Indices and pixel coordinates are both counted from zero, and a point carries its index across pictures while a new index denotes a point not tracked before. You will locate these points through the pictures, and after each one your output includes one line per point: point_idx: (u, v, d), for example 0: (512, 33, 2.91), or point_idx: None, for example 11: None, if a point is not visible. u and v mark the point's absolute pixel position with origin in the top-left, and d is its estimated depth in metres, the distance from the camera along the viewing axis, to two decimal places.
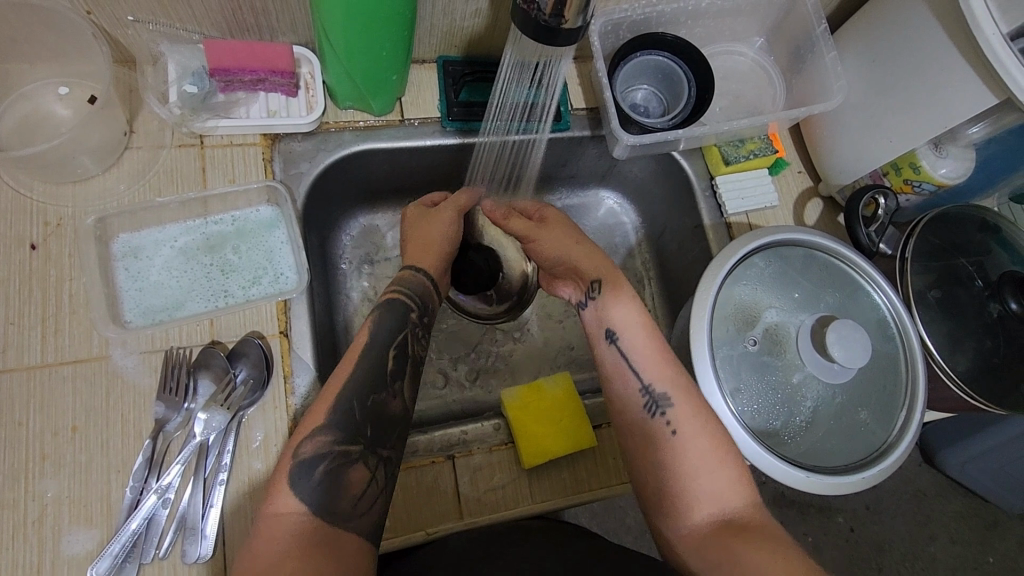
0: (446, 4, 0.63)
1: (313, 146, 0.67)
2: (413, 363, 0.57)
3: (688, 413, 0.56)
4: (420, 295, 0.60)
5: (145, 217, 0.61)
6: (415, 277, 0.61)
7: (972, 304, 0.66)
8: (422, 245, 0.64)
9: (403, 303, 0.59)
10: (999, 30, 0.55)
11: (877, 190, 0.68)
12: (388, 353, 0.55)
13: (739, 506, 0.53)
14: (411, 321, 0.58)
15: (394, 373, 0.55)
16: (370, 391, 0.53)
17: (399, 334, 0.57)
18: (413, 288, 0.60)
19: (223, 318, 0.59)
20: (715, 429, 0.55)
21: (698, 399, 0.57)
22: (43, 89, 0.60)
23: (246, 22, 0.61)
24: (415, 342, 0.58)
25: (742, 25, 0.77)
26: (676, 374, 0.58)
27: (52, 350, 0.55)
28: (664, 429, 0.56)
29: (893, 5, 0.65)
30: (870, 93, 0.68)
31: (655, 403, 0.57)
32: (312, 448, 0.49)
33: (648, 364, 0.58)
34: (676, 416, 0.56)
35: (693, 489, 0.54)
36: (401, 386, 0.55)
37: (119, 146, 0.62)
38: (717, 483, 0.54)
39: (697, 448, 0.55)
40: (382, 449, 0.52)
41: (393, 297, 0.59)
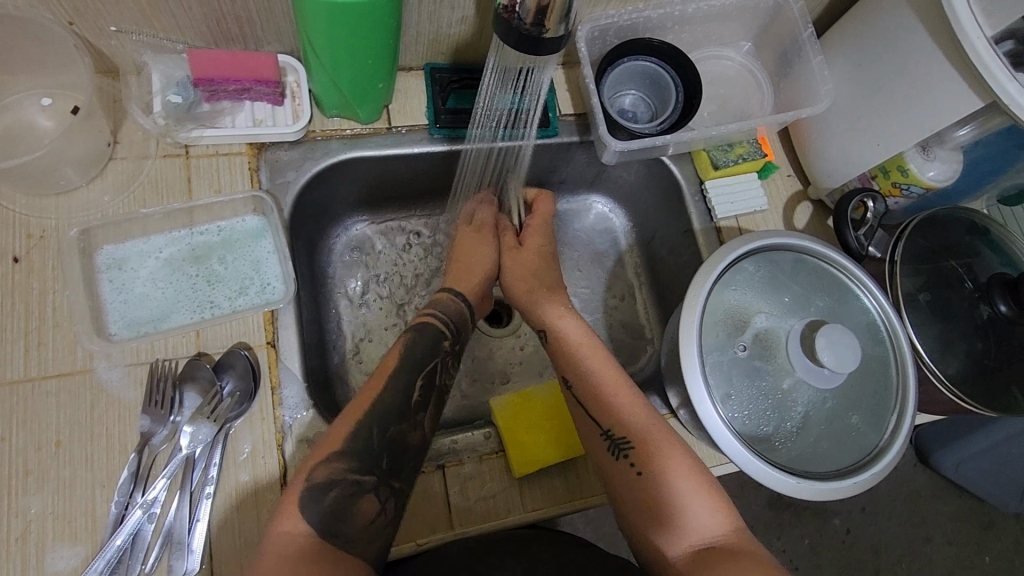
0: (431, 12, 0.63)
1: (299, 155, 0.67)
2: (439, 392, 0.58)
3: (651, 452, 0.56)
4: (453, 321, 0.62)
5: (130, 228, 0.61)
6: (452, 302, 0.63)
7: (962, 306, 0.66)
8: (461, 267, 0.66)
9: (437, 327, 0.61)
10: (983, 33, 0.55)
11: (866, 194, 0.67)
12: (416, 383, 0.56)
13: (722, 531, 0.51)
14: (443, 348, 0.60)
15: (419, 405, 0.56)
16: (394, 420, 0.53)
17: (431, 363, 0.58)
18: (449, 314, 0.62)
19: (209, 329, 0.59)
20: (680, 461, 0.55)
21: (660, 436, 0.57)
22: (26, 101, 0.60)
23: (230, 31, 0.61)
24: (443, 370, 0.60)
25: (729, 30, 0.77)
26: (632, 413, 0.58)
27: (35, 364, 0.54)
28: (629, 471, 0.56)
29: (878, 9, 0.65)
30: (857, 97, 0.68)
31: (617, 446, 0.57)
32: (325, 473, 0.49)
33: (604, 409, 0.59)
34: (638, 455, 0.56)
35: (670, 524, 0.52)
36: (424, 416, 0.56)
37: (103, 157, 0.61)
38: (695, 509, 0.52)
39: (665, 483, 0.54)
40: (395, 479, 0.52)
41: (426, 320, 0.61)
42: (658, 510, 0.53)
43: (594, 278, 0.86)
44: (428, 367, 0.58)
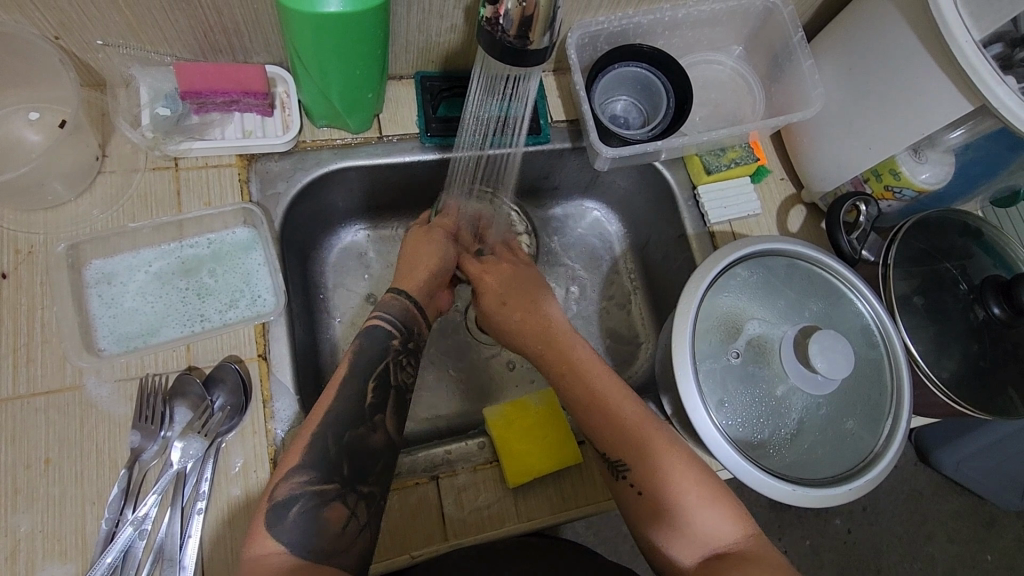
0: (420, 21, 0.63)
1: (290, 166, 0.66)
2: (395, 391, 0.57)
3: (648, 470, 0.54)
4: (401, 320, 0.60)
5: (119, 242, 0.60)
6: (396, 301, 0.61)
7: (957, 309, 0.66)
8: (404, 268, 0.64)
9: (382, 329, 0.59)
10: (971, 38, 0.55)
11: (858, 197, 0.67)
12: (368, 386, 0.55)
13: (731, 539, 0.51)
14: (391, 348, 0.59)
15: (375, 406, 0.55)
16: (348, 426, 0.52)
17: (380, 364, 0.57)
18: (393, 313, 0.60)
19: (199, 343, 0.58)
20: (682, 473, 0.54)
21: (656, 450, 0.55)
22: (13, 115, 0.59)
23: (218, 43, 0.61)
24: (398, 369, 0.59)
25: (720, 34, 0.77)
26: (631, 429, 0.56)
27: (24, 381, 0.54)
28: (632, 492, 0.55)
29: (867, 12, 0.65)
30: (849, 101, 0.68)
31: (616, 468, 0.56)
32: (287, 490, 0.49)
33: (601, 428, 0.57)
34: (638, 474, 0.54)
35: (677, 540, 0.52)
36: (383, 417, 0.55)
37: (91, 171, 0.61)
38: (700, 520, 0.52)
39: (668, 500, 0.53)
40: (361, 484, 0.51)
41: (372, 324, 0.59)
42: (662, 527, 0.52)
43: (589, 284, 0.86)
44: (379, 367, 0.57)
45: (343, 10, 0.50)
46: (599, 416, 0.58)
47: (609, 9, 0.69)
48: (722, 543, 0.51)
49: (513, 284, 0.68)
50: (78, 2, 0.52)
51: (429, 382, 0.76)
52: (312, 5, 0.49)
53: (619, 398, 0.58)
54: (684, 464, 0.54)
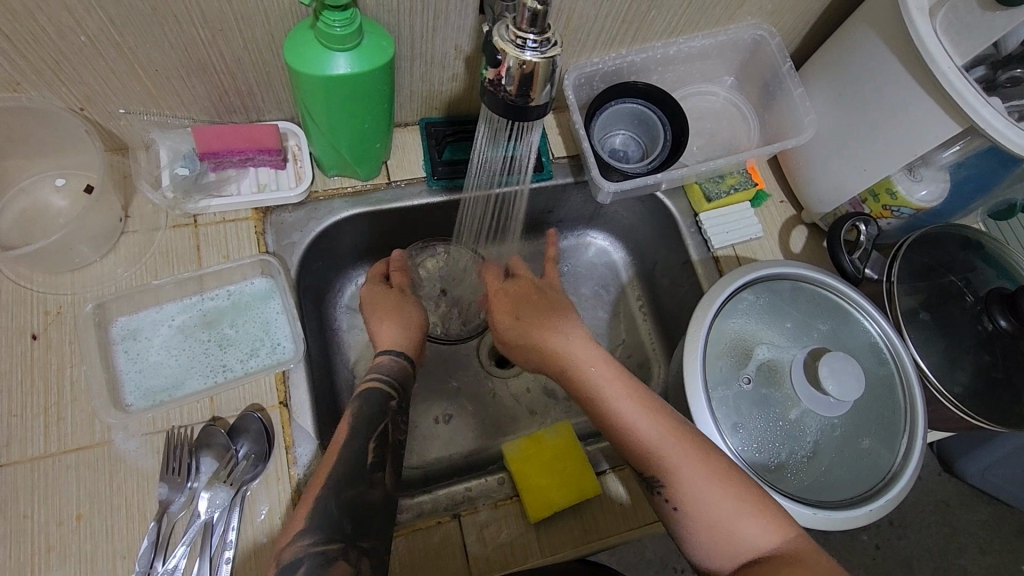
0: (424, 73, 0.66)
1: (303, 216, 0.69)
2: (393, 448, 0.58)
3: (678, 486, 0.53)
4: (397, 379, 0.61)
5: (143, 299, 0.62)
6: (392, 361, 0.62)
7: (965, 320, 0.66)
8: (393, 327, 0.64)
9: (381, 391, 0.59)
10: (954, 63, 0.57)
11: (858, 218, 0.69)
12: (368, 445, 0.56)
13: (770, 549, 0.49)
14: (390, 409, 0.59)
15: (375, 466, 0.55)
16: (347, 484, 0.53)
17: (379, 425, 0.57)
18: (391, 374, 0.61)
19: (222, 393, 0.60)
20: (699, 471, 0.52)
21: (671, 451, 0.54)
22: (42, 182, 0.63)
23: (233, 104, 0.64)
24: (395, 428, 0.59)
25: (711, 67, 0.80)
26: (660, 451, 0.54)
27: (55, 439, 0.56)
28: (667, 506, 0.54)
29: (849, 42, 0.68)
30: (840, 126, 0.70)
31: (651, 483, 0.55)
32: (292, 553, 0.48)
33: (629, 447, 0.56)
34: (673, 491, 0.53)
35: (712, 551, 0.51)
36: (382, 475, 0.56)
37: (115, 232, 0.64)
38: (732, 529, 0.50)
39: (699, 511, 0.52)
40: (364, 540, 0.51)
41: (371, 384, 0.59)
42: (697, 540, 0.52)
43: (598, 312, 0.87)
44: (378, 429, 0.57)
45: (351, 71, 0.53)
46: (622, 433, 0.56)
47: (603, 51, 0.73)
48: (762, 552, 0.49)
49: (522, 299, 0.67)
50: (102, 74, 0.55)
51: (446, 420, 0.77)
52: (324, 69, 0.52)
53: (627, 405, 0.57)
54: (720, 479, 0.52)
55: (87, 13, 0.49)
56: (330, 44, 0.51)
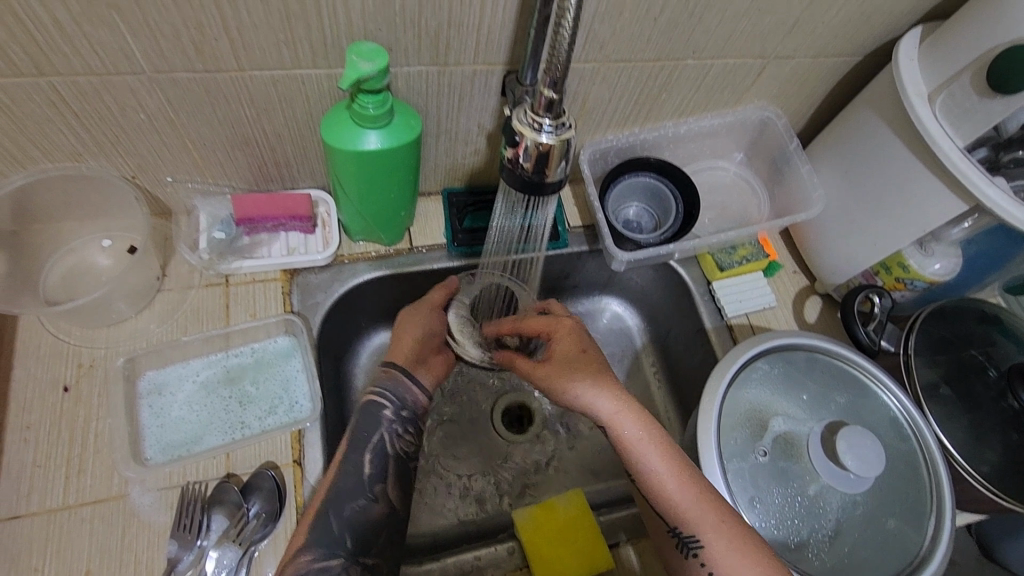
0: (448, 147, 0.71)
1: (328, 277, 0.72)
2: (394, 459, 0.59)
3: (718, 553, 0.51)
4: (394, 391, 0.61)
5: (171, 354, 0.65)
6: (387, 373, 0.62)
7: (986, 395, 0.65)
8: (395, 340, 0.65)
9: (375, 403, 0.60)
10: (955, 145, 0.59)
11: (871, 289, 0.70)
12: (366, 457, 0.57)
13: None
14: (386, 420, 0.60)
15: (375, 477, 0.57)
16: (348, 501, 0.55)
17: (375, 438, 0.59)
18: (386, 385, 0.61)
19: (238, 451, 0.60)
20: (739, 541, 0.51)
21: (715, 517, 0.52)
22: (89, 243, 0.67)
23: (271, 174, 0.69)
24: (397, 440, 0.60)
25: (722, 145, 0.84)
26: (703, 516, 0.52)
27: (73, 492, 0.57)
28: (700, 571, 0.52)
29: (853, 123, 0.71)
30: (849, 202, 0.72)
31: (686, 545, 0.53)
32: (293, 569, 0.51)
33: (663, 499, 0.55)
34: (710, 557, 0.51)
35: None
36: (384, 487, 0.58)
37: (152, 290, 0.67)
38: None
39: None
40: (365, 557, 0.54)
41: (368, 399, 0.61)
42: None
43: None
44: (374, 442, 0.58)
45: (381, 146, 0.57)
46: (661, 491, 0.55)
47: (616, 129, 0.77)
48: None
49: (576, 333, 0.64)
50: (156, 147, 0.61)
51: (458, 484, 0.76)
52: (355, 144, 0.57)
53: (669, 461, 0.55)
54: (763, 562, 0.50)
55: (149, 95, 0.54)
56: (363, 123, 0.55)
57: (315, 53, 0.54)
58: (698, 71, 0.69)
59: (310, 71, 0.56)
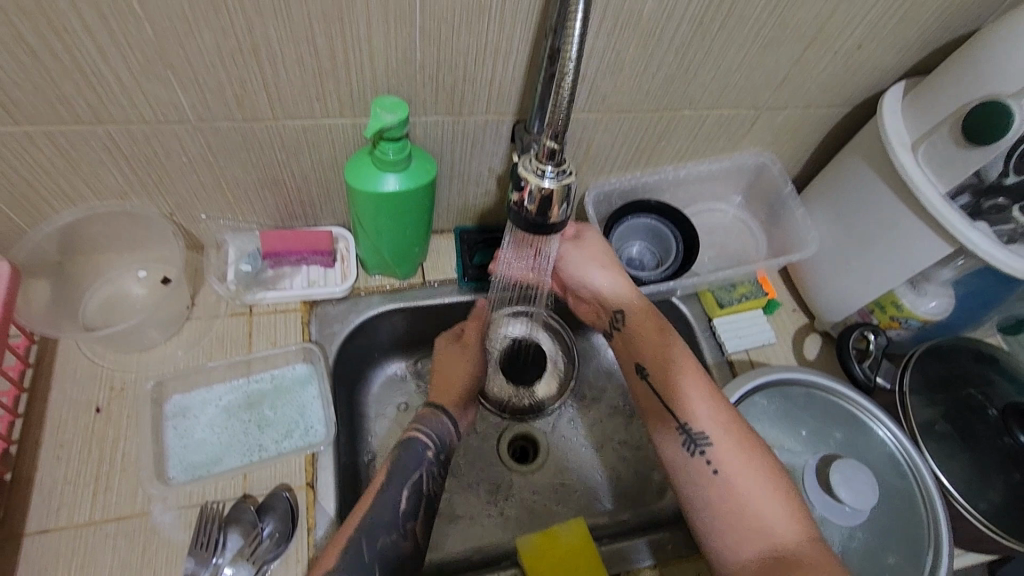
0: (460, 189, 0.76)
1: (345, 309, 0.76)
2: (425, 500, 0.63)
3: (728, 450, 0.58)
4: (437, 433, 0.67)
5: (196, 379, 0.69)
6: (434, 415, 0.69)
7: (984, 435, 0.65)
8: (439, 380, 0.72)
9: (419, 442, 0.66)
10: (937, 191, 0.63)
11: (865, 327, 0.73)
12: (402, 494, 0.61)
13: (796, 539, 0.53)
14: (427, 460, 0.65)
15: (408, 514, 0.61)
16: (384, 531, 0.58)
17: (415, 475, 0.63)
18: (429, 426, 0.67)
19: (255, 472, 0.63)
20: (750, 445, 0.58)
21: (732, 423, 0.59)
22: (126, 274, 0.72)
23: (296, 212, 0.74)
24: (431, 480, 0.65)
25: (720, 188, 0.88)
26: (720, 420, 0.59)
27: (100, 508, 0.60)
28: (704, 466, 0.58)
29: (842, 169, 0.75)
30: (842, 243, 0.76)
31: (693, 441, 0.59)
32: None
33: (679, 399, 0.62)
34: (719, 454, 0.58)
35: (737, 528, 0.54)
36: (413, 524, 0.61)
37: (181, 318, 0.71)
38: (766, 510, 0.54)
39: (739, 480, 0.56)
40: None
41: (411, 437, 0.66)
42: (723, 503, 0.56)
43: None
44: (413, 478, 0.63)
45: (399, 188, 0.62)
46: (678, 399, 0.62)
47: (620, 172, 0.82)
48: (784, 547, 0.52)
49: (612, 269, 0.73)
50: (194, 187, 0.66)
51: (463, 513, 0.77)
52: (375, 186, 0.62)
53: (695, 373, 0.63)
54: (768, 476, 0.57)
55: (192, 141, 0.60)
56: (383, 167, 0.61)
57: (342, 104, 0.59)
58: (696, 120, 0.74)
59: (336, 120, 0.61)
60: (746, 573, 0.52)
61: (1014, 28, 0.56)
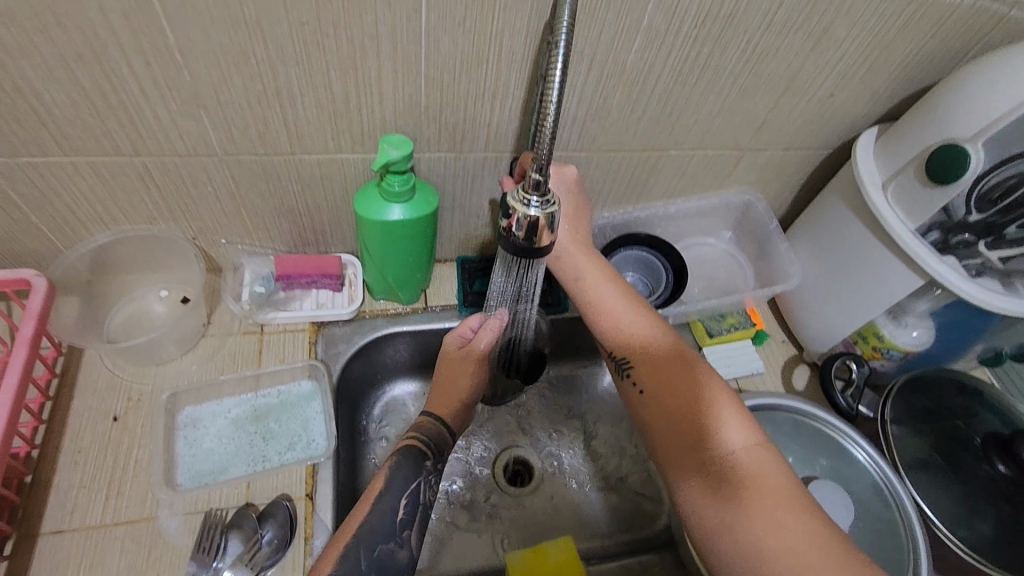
0: (462, 220, 0.81)
1: (350, 330, 0.80)
2: (422, 509, 0.63)
3: (645, 370, 0.63)
4: (434, 442, 0.68)
5: (207, 392, 0.73)
6: (431, 424, 0.69)
7: (964, 463, 0.67)
8: (440, 390, 0.71)
9: (417, 449, 0.66)
10: (907, 226, 0.67)
11: (847, 356, 0.76)
12: (400, 503, 0.62)
13: (734, 448, 0.55)
14: (425, 468, 0.65)
15: (404, 523, 0.61)
16: (381, 540, 0.59)
17: (413, 484, 0.63)
18: (426, 434, 0.68)
19: (258, 481, 0.67)
20: (673, 358, 0.63)
21: (649, 343, 0.65)
22: (150, 293, 0.78)
23: (308, 238, 0.80)
24: (427, 489, 0.65)
25: (710, 224, 0.93)
26: (640, 345, 0.65)
27: (110, 511, 0.63)
28: (632, 390, 0.63)
29: (823, 207, 0.80)
30: (824, 277, 0.79)
31: (621, 368, 0.65)
32: None
33: (611, 333, 0.67)
34: (641, 376, 0.63)
35: (667, 439, 0.59)
36: (410, 534, 0.61)
37: (197, 335, 0.76)
38: (698, 422, 0.57)
39: (661, 394, 0.61)
40: None
41: (410, 444, 0.66)
42: (654, 419, 0.61)
43: None
44: (411, 487, 0.63)
45: (403, 217, 0.68)
46: (612, 334, 0.67)
47: (613, 207, 0.87)
48: (723, 452, 0.55)
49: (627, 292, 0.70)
50: (216, 214, 0.72)
51: (457, 533, 0.79)
52: (381, 216, 0.67)
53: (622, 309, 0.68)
54: (727, 403, 0.58)
55: (217, 172, 0.66)
56: (389, 198, 0.66)
57: (353, 141, 0.66)
58: (682, 160, 0.79)
59: (348, 155, 0.67)
60: (687, 484, 0.55)
61: (969, 82, 0.61)
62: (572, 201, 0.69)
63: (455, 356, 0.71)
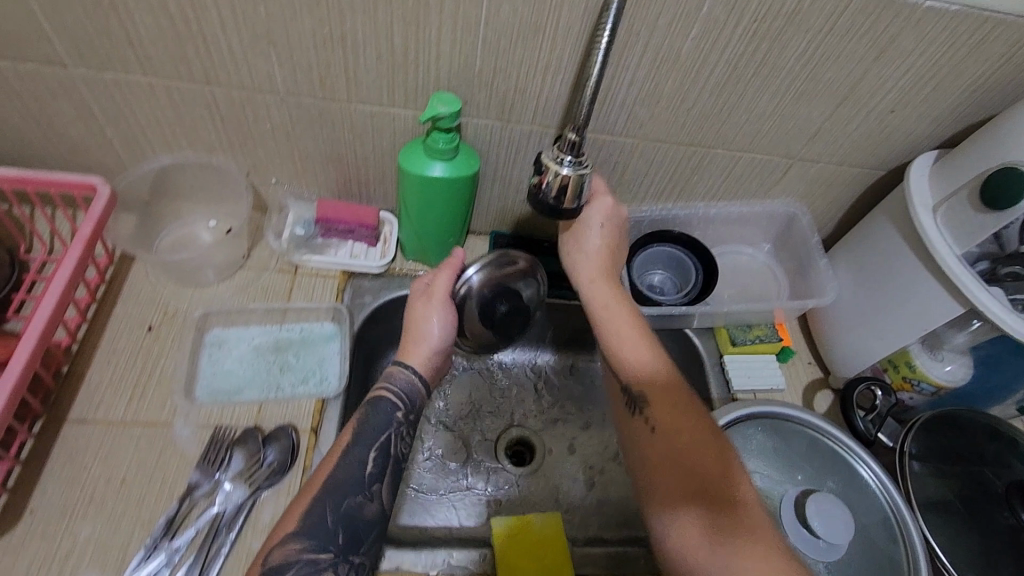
0: (501, 193, 0.83)
1: (378, 284, 0.83)
2: (393, 462, 0.61)
3: (663, 408, 0.59)
4: (407, 393, 0.65)
5: (237, 317, 0.77)
6: (402, 373, 0.65)
7: (984, 508, 0.63)
8: (406, 340, 0.68)
9: (388, 401, 0.63)
10: (952, 251, 0.64)
11: (874, 381, 0.73)
12: (369, 457, 0.60)
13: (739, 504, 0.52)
14: (398, 420, 0.63)
15: (373, 476, 0.59)
16: (362, 481, 0.59)
17: (382, 437, 0.61)
18: (397, 383, 0.65)
19: (269, 407, 0.70)
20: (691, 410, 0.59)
21: (664, 382, 0.62)
22: (200, 220, 0.82)
23: (353, 190, 0.83)
24: (401, 440, 0.63)
25: (750, 233, 0.91)
26: (657, 383, 0.62)
27: (131, 411, 0.67)
28: (644, 428, 0.59)
29: (868, 226, 0.78)
30: (861, 297, 0.77)
31: (635, 403, 0.61)
32: (282, 556, 0.53)
33: (625, 367, 0.64)
34: (654, 413, 0.59)
35: (670, 486, 0.54)
36: (379, 488, 0.59)
37: (236, 265, 0.80)
38: (707, 476, 0.54)
39: (675, 440, 0.57)
40: (354, 555, 0.55)
41: (379, 395, 0.64)
42: (660, 459, 0.57)
43: None
44: (381, 440, 0.61)
45: (443, 175, 0.69)
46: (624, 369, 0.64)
47: (653, 201, 0.86)
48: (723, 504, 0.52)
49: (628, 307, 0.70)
50: (270, 152, 0.76)
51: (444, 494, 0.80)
52: (423, 171, 0.69)
53: (641, 347, 0.65)
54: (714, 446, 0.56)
55: (275, 110, 0.70)
56: (433, 154, 0.68)
57: (407, 96, 0.68)
58: (728, 160, 0.78)
59: (401, 109, 0.70)
60: (680, 528, 0.52)
61: None
62: (606, 233, 0.72)
63: (415, 302, 0.70)
